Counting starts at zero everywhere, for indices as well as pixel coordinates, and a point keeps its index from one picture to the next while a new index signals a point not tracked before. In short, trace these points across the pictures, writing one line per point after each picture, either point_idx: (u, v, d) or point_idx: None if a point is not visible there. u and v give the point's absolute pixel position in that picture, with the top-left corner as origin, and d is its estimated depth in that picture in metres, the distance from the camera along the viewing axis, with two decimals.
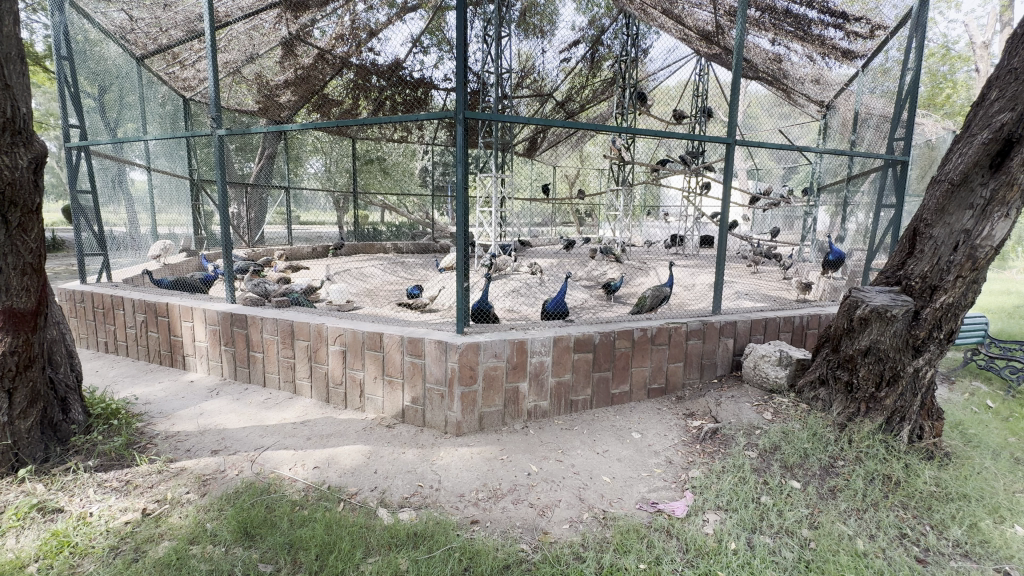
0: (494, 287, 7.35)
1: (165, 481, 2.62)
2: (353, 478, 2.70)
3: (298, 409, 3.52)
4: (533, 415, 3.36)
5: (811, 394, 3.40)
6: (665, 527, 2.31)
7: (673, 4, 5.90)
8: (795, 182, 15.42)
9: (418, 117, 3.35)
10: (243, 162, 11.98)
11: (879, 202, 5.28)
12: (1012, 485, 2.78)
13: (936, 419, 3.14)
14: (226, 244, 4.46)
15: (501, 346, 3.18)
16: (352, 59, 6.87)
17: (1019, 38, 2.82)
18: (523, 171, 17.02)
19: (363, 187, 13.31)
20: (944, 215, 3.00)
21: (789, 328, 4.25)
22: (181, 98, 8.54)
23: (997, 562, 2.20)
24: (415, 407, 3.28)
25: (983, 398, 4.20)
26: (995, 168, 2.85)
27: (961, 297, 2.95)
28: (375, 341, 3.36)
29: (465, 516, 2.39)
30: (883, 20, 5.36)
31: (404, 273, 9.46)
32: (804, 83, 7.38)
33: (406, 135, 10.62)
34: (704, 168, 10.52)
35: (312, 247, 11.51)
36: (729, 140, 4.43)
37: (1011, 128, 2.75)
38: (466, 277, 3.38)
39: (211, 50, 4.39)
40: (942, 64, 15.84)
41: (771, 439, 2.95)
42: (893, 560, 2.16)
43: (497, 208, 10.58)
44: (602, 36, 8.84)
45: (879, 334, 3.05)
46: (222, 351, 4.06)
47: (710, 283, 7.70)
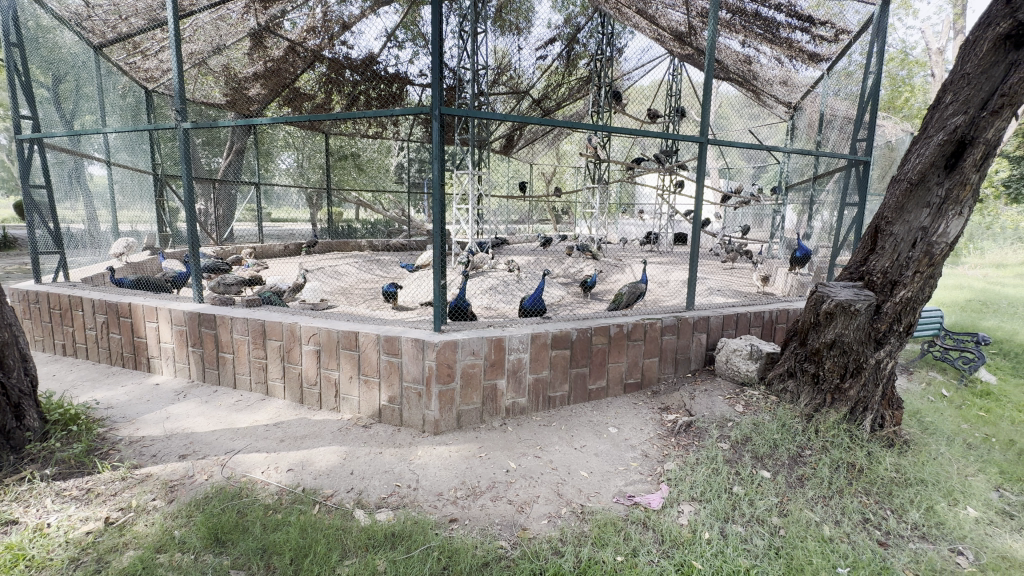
0: (472, 285, 7.33)
1: (129, 488, 2.51)
2: (328, 480, 2.65)
3: (271, 411, 3.43)
4: (511, 412, 3.37)
5: (780, 386, 3.51)
6: (641, 519, 2.35)
7: (647, 5, 5.98)
8: (764, 182, 15.85)
9: (393, 112, 3.27)
10: (210, 157, 11.58)
11: (843, 201, 5.48)
12: (965, 469, 2.93)
13: (896, 408, 3.29)
14: (192, 242, 4.30)
15: (479, 344, 3.18)
16: (325, 52, 6.75)
17: (969, 44, 2.94)
18: (500, 169, 16.98)
19: (336, 184, 13.07)
20: (903, 213, 3.13)
21: (759, 323, 4.38)
22: (143, 89, 8.19)
23: (951, 543, 2.33)
24: (392, 407, 3.25)
25: (938, 387, 4.43)
26: (950, 169, 2.98)
27: (919, 291, 3.09)
28: (350, 340, 3.30)
29: (443, 515, 2.38)
30: (846, 25, 5.57)
31: (380, 271, 9.33)
32: (772, 84, 7.59)
33: (381, 131, 10.49)
34: (677, 167, 10.68)
35: (284, 246, 11.23)
36: (701, 139, 4.49)
37: (964, 130, 2.89)
38: (442, 275, 3.35)
39: (174, 40, 4.21)
40: (901, 68, 16.57)
41: (743, 431, 3.04)
42: (856, 544, 2.26)
43: (474, 205, 10.55)
44: (578, 34, 8.90)
45: (843, 328, 3.17)
46: (190, 352, 3.92)
47: (684, 280, 7.85)
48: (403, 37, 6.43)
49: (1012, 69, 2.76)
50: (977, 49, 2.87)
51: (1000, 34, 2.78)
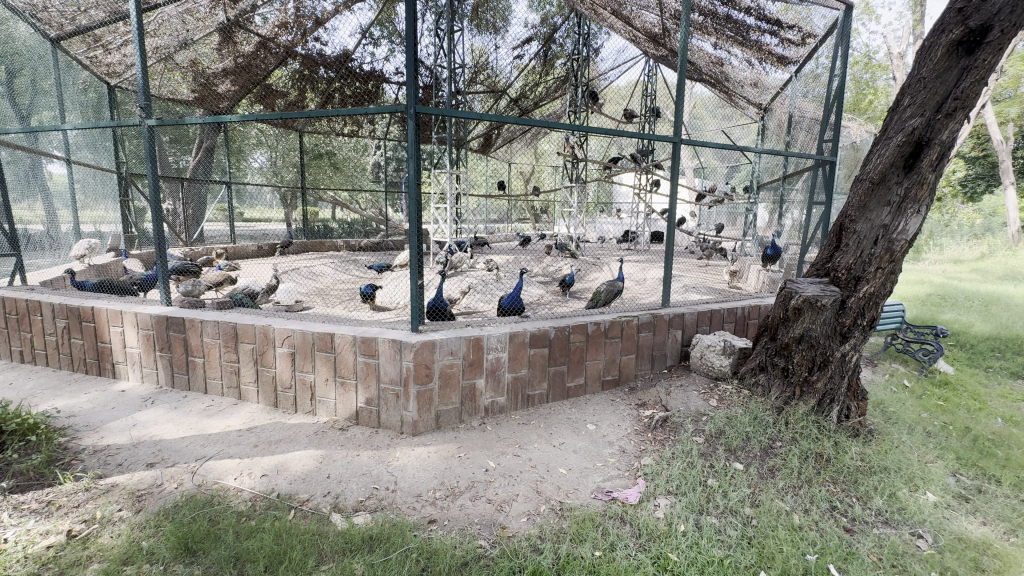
0: (450, 284, 7.29)
1: (93, 499, 2.42)
2: (304, 484, 2.60)
3: (244, 416, 3.35)
4: (490, 411, 3.37)
5: (752, 380, 3.61)
6: (619, 514, 2.38)
7: (622, 6, 6.06)
8: (737, 181, 16.23)
9: (367, 110, 3.23)
10: (179, 156, 11.21)
11: (810, 200, 5.66)
12: (925, 456, 3.07)
13: (861, 400, 3.41)
14: (159, 243, 4.16)
15: (457, 344, 3.17)
16: (297, 48, 6.63)
17: (925, 48, 3.06)
18: (478, 168, 16.94)
19: (312, 183, 12.83)
20: (866, 211, 3.26)
21: (732, 319, 4.49)
22: (105, 84, 7.87)
23: (912, 526, 2.44)
24: (369, 409, 3.21)
25: (901, 378, 4.62)
26: (908, 169, 3.10)
27: (881, 287, 3.21)
28: (325, 342, 3.25)
29: (422, 516, 2.36)
30: (813, 29, 5.74)
31: (357, 271, 9.20)
32: (744, 86, 7.79)
33: (356, 130, 10.33)
34: (654, 167, 10.83)
35: (257, 246, 10.96)
36: (675, 139, 4.55)
37: (921, 132, 3.01)
38: (419, 274, 3.33)
39: (138, 35, 4.06)
40: (865, 72, 17.19)
41: (717, 424, 3.11)
42: (824, 531, 2.34)
43: (452, 205, 10.49)
44: (554, 34, 8.97)
45: (811, 322, 3.28)
46: (158, 357, 3.80)
47: (660, 278, 7.97)
48: (379, 34, 6.35)
49: (964, 74, 2.89)
50: (932, 54, 3.00)
51: (954, 39, 2.91)
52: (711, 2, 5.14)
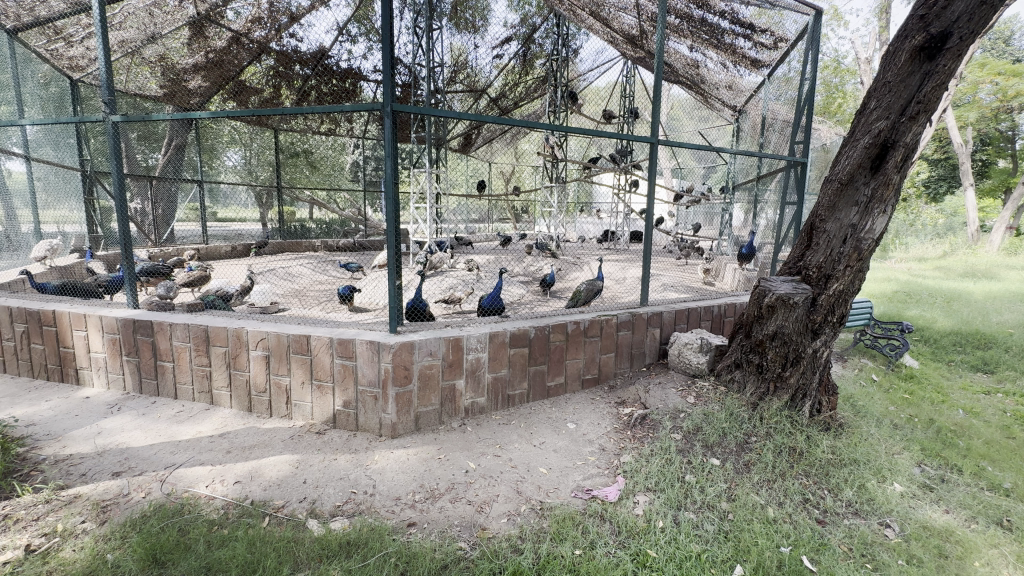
0: (430, 285, 7.24)
1: (54, 511, 2.31)
2: (279, 490, 2.54)
3: (216, 421, 3.25)
4: (470, 412, 3.35)
5: (728, 376, 3.68)
6: (599, 512, 2.39)
7: (600, 7, 6.11)
8: (714, 181, 16.54)
9: (343, 108, 3.17)
10: (147, 153, 10.87)
11: (783, 200, 5.80)
12: (891, 447, 3.18)
13: (832, 394, 3.51)
14: (126, 243, 4.01)
15: (436, 345, 3.14)
16: (272, 44, 6.49)
17: (890, 53, 3.15)
18: (458, 167, 16.83)
19: (288, 182, 12.77)
20: (835, 211, 3.35)
21: (708, 317, 4.58)
22: (67, 79, 7.54)
23: (880, 516, 2.52)
24: (347, 412, 3.16)
25: (869, 372, 4.78)
26: (874, 170, 3.20)
27: (850, 284, 3.31)
28: (301, 344, 3.18)
29: (401, 520, 2.33)
30: (785, 33, 5.89)
31: (335, 272, 9.04)
32: (719, 88, 7.93)
33: (334, 128, 10.16)
34: (633, 167, 10.93)
35: (231, 247, 10.68)
36: (652, 139, 4.60)
37: (887, 134, 3.11)
38: (397, 275, 3.29)
39: (99, 28, 3.90)
40: (835, 76, 17.73)
41: (694, 421, 3.16)
42: (797, 523, 2.39)
43: (432, 204, 10.40)
44: (533, 34, 9.00)
45: (784, 320, 3.36)
46: (124, 362, 3.66)
47: (640, 277, 8.05)
48: (356, 32, 6.26)
49: (926, 78, 2.99)
50: (896, 59, 3.09)
51: (916, 45, 3.00)
52: (686, 5, 5.21)
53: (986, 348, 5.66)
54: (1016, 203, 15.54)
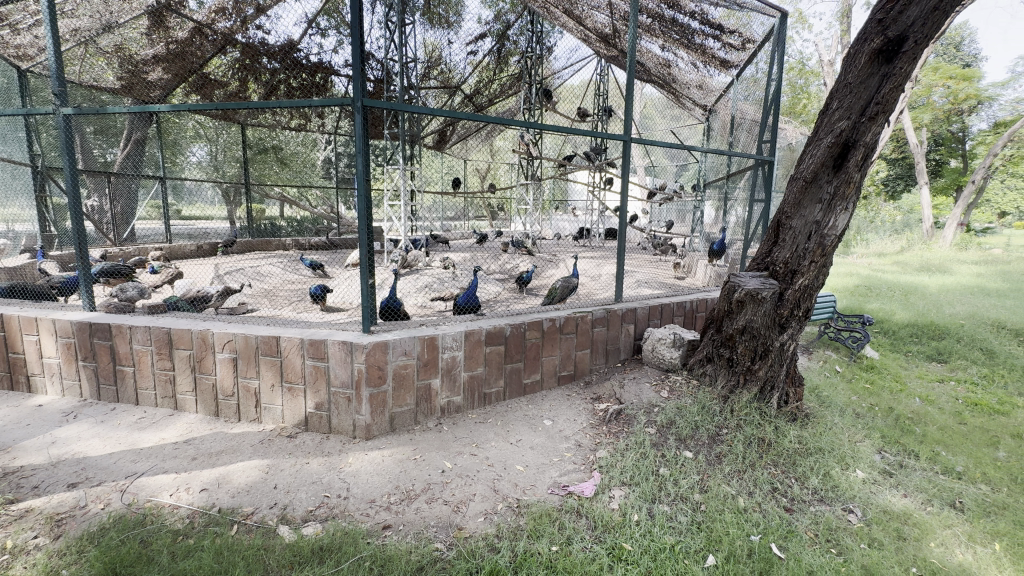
0: (405, 283, 7.16)
1: (3, 527, 2.18)
2: (248, 497, 2.46)
3: (181, 427, 3.13)
4: (446, 411, 3.32)
5: (700, 370, 3.77)
6: (575, 508, 2.41)
7: (574, 5, 6.15)
8: (685, 179, 16.86)
9: (311, 102, 3.08)
10: (104, 148, 10.38)
11: (751, 198, 5.95)
12: (854, 436, 3.31)
13: (799, 386, 3.62)
14: (80, 243, 3.80)
15: (411, 344, 3.10)
16: (237, 36, 6.27)
17: (852, 54, 3.25)
18: (433, 164, 16.67)
19: (256, 179, 12.73)
20: (800, 208, 3.46)
21: (681, 312, 4.67)
22: (14, 68, 7.13)
23: (844, 502, 2.61)
24: (319, 414, 3.09)
25: (833, 363, 4.97)
26: (837, 169, 3.32)
27: (814, 279, 3.42)
28: (270, 346, 3.09)
29: (376, 523, 2.29)
30: (752, 35, 6.01)
31: (307, 271, 8.83)
32: (690, 87, 8.08)
33: (304, 123, 9.92)
34: (607, 165, 11.02)
35: (196, 245, 10.30)
36: (626, 138, 4.63)
37: (848, 133, 3.22)
38: (370, 274, 3.23)
39: (48, 16, 3.69)
40: (799, 78, 18.34)
41: (668, 415, 3.22)
42: (766, 512, 2.46)
43: (407, 201, 10.27)
44: (507, 31, 8.97)
45: (752, 314, 3.45)
46: (80, 368, 3.49)
47: (615, 274, 8.15)
48: (326, 25, 6.13)
49: (884, 80, 3.10)
50: (857, 60, 3.19)
51: (875, 48, 3.10)
52: (658, 5, 5.28)
53: (939, 338, 5.96)
54: (966, 200, 16.42)
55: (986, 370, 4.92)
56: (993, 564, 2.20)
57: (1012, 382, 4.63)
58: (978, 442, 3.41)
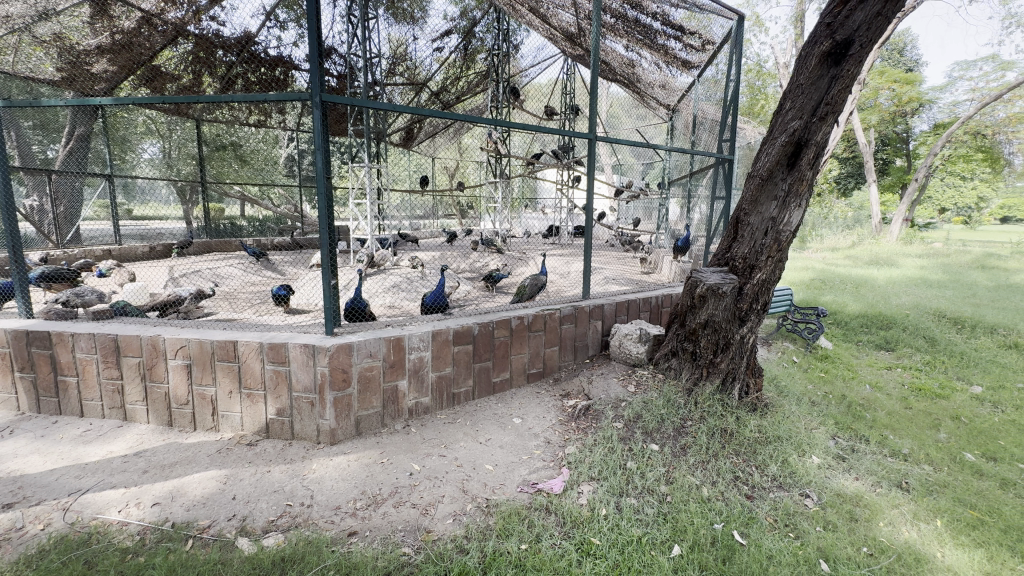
0: (372, 284, 7.02)
1: None
2: (204, 509, 2.35)
3: (131, 439, 2.97)
4: (414, 413, 3.27)
5: (665, 364, 3.85)
6: (544, 505, 2.42)
7: (539, 3, 6.18)
8: (651, 177, 17.23)
9: (267, 96, 2.96)
10: (44, 144, 9.73)
11: (712, 195, 6.11)
12: (810, 423, 3.45)
13: (758, 376, 3.75)
14: (14, 245, 3.53)
15: (376, 345, 3.03)
16: (189, 27, 6.03)
17: (804, 56, 3.36)
18: (401, 162, 16.41)
19: (215, 177, 12.25)
20: (757, 205, 3.57)
21: (647, 308, 4.76)
22: None
23: (801, 487, 2.72)
24: (281, 420, 2.99)
25: (791, 354, 5.18)
26: (790, 167, 3.44)
27: (771, 274, 3.54)
28: (227, 351, 2.96)
29: (341, 530, 2.23)
30: (712, 37, 6.14)
31: (269, 272, 8.55)
32: (654, 87, 8.24)
33: (264, 119, 9.57)
34: (575, 163, 11.11)
35: (149, 247, 9.81)
36: (592, 136, 4.67)
37: (800, 133, 3.34)
38: (332, 274, 3.14)
39: None
40: (757, 79, 19.03)
41: (634, 409, 3.27)
42: (729, 500, 2.53)
43: (374, 199, 10.08)
44: (473, 28, 8.93)
45: (714, 309, 3.55)
46: (17, 379, 3.25)
47: (583, 271, 8.24)
48: (285, 17, 5.94)
49: (833, 82, 3.23)
50: (807, 62, 3.32)
51: (824, 51, 3.23)
52: (621, 5, 5.37)
53: (887, 328, 6.29)
54: (910, 197, 17.42)
55: (929, 357, 5.23)
56: (935, 539, 2.33)
57: (952, 367, 4.94)
58: (922, 425, 3.63)
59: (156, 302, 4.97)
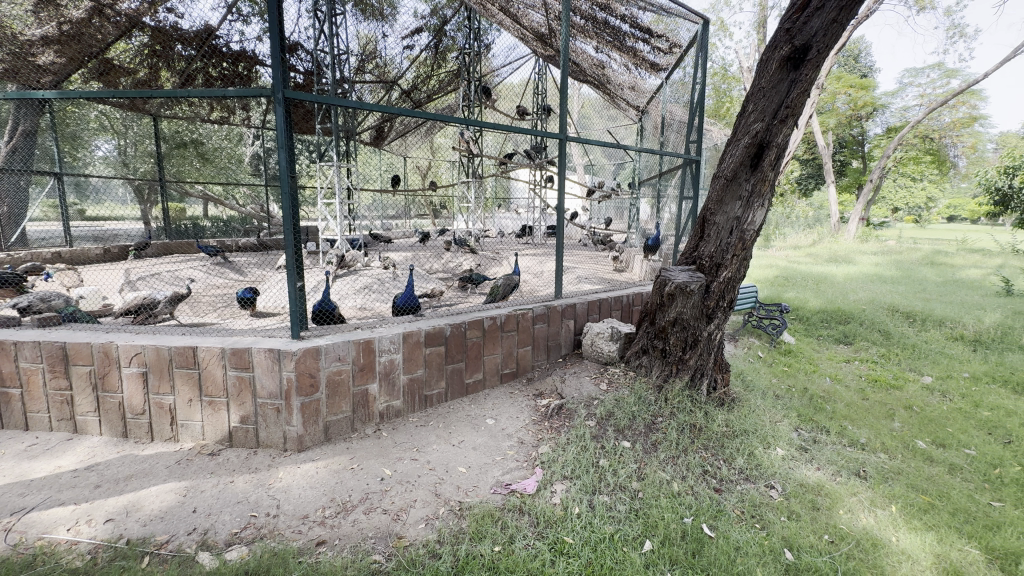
0: (343, 286, 6.88)
1: None
2: (162, 524, 2.24)
3: (83, 452, 2.80)
4: (385, 416, 3.21)
5: (636, 362, 3.90)
6: (517, 505, 2.42)
7: (509, 3, 6.18)
8: (622, 177, 17.49)
9: (226, 92, 2.85)
10: None
11: (681, 195, 6.24)
12: (775, 416, 3.56)
13: (725, 372, 3.84)
14: None
15: (345, 348, 2.96)
16: (145, 19, 5.76)
17: (765, 60, 3.46)
18: (371, 161, 16.14)
19: (175, 175, 11.78)
20: (722, 205, 3.66)
21: (619, 307, 4.83)
22: None
23: (766, 479, 2.80)
24: (245, 428, 2.88)
25: (756, 349, 5.35)
26: (753, 168, 3.54)
27: (736, 271, 3.63)
28: (186, 357, 2.84)
29: (309, 539, 2.17)
30: (678, 40, 6.26)
31: (234, 275, 8.27)
32: (624, 88, 8.37)
33: (227, 116, 9.23)
34: (548, 163, 11.17)
35: (103, 249, 9.34)
36: (563, 136, 4.69)
37: (762, 135, 3.44)
38: (299, 276, 3.05)
39: None
40: (723, 82, 19.61)
41: (607, 407, 3.30)
42: (698, 494, 2.59)
43: (343, 199, 9.87)
44: (444, 27, 8.86)
45: (682, 306, 3.62)
46: None
47: (556, 270, 8.29)
48: (248, 11, 5.73)
49: (792, 85, 3.34)
50: (769, 66, 3.42)
51: (784, 56, 3.33)
52: (590, 7, 5.43)
53: (846, 322, 6.57)
54: (866, 198, 18.25)
55: (884, 350, 5.49)
56: (891, 524, 2.44)
57: (905, 359, 5.20)
58: (878, 415, 3.80)
59: (129, 306, 4.68)
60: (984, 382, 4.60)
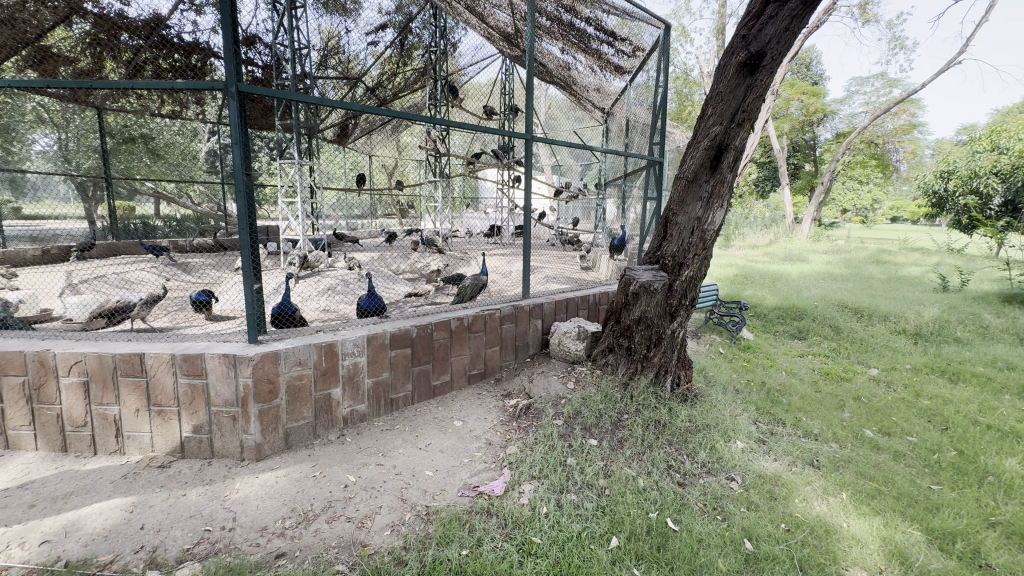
0: (305, 287, 6.67)
1: None
2: (105, 543, 2.10)
3: (16, 469, 2.60)
4: (350, 421, 3.13)
5: (603, 360, 3.95)
6: (485, 508, 2.40)
7: (476, 2, 6.14)
8: (589, 178, 17.72)
9: (173, 84, 2.69)
10: None
11: (645, 196, 6.36)
12: (735, 411, 3.68)
13: (688, 368, 3.94)
14: None
15: (307, 352, 2.86)
16: (86, 5, 5.41)
17: (724, 63, 3.56)
18: (335, 159, 15.73)
19: (124, 172, 11.17)
20: (684, 205, 3.75)
21: (585, 306, 4.89)
22: None
23: (726, 471, 2.89)
24: (198, 438, 2.74)
25: (718, 346, 5.52)
26: (713, 170, 3.64)
27: (698, 271, 3.73)
28: (132, 365, 2.68)
29: (267, 552, 2.08)
30: (641, 44, 6.41)
31: (190, 277, 7.93)
32: (589, 90, 8.48)
33: (179, 111, 8.80)
34: (515, 163, 11.20)
35: (42, 249, 8.71)
36: (529, 136, 4.70)
37: (721, 138, 3.55)
38: (256, 277, 2.93)
39: None
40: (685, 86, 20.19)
41: (574, 406, 3.33)
42: (663, 488, 2.64)
43: (306, 198, 9.58)
44: (410, 23, 8.74)
45: (646, 305, 3.69)
46: None
47: (524, 270, 8.32)
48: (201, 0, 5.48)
49: (748, 91, 3.46)
50: (726, 71, 3.52)
51: (740, 61, 3.44)
52: (555, 9, 5.46)
53: (800, 318, 6.88)
54: (818, 199, 19.14)
55: (835, 344, 5.78)
56: (842, 511, 2.56)
57: (853, 353, 5.50)
58: (830, 406, 3.99)
59: (101, 310, 4.44)
60: (925, 372, 4.92)
